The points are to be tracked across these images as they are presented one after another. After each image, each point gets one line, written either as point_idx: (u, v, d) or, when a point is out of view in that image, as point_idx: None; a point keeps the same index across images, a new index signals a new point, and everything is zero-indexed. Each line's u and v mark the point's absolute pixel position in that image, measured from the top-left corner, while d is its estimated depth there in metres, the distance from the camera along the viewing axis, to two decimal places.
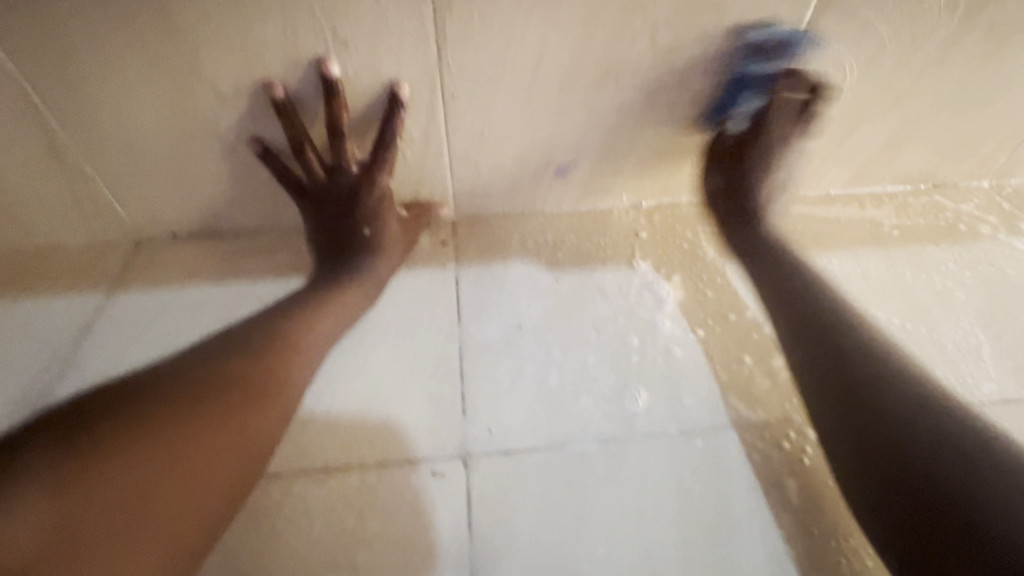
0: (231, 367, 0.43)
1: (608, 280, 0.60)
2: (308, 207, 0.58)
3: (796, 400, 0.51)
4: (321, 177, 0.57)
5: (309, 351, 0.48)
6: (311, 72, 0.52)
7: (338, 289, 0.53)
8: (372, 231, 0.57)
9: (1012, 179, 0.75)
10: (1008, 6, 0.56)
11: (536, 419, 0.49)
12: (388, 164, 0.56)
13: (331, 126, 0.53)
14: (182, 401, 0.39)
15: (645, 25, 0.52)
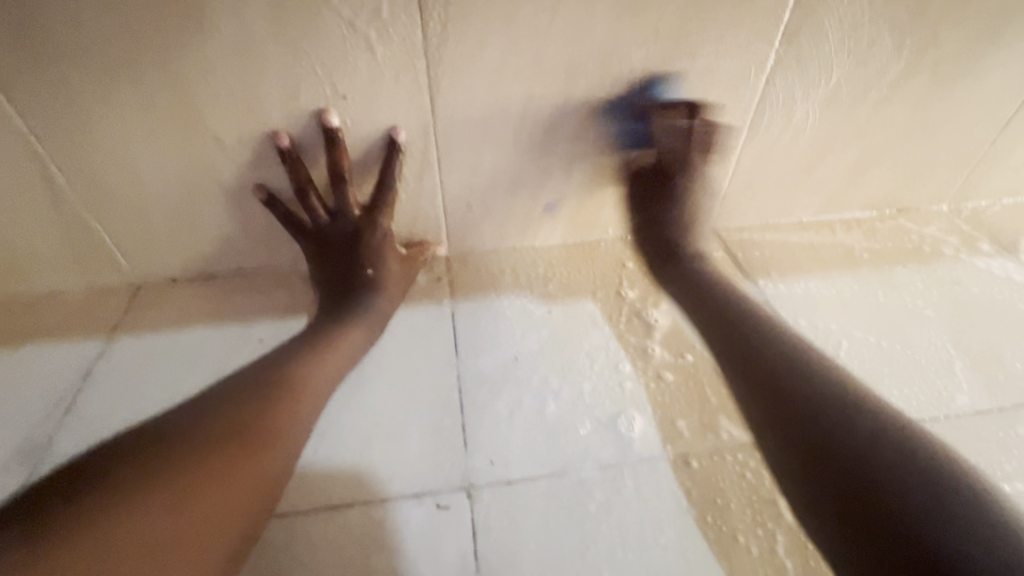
0: (242, 411, 0.44)
1: (598, 310, 0.63)
2: (309, 249, 0.60)
3: None
4: (323, 221, 0.59)
5: (314, 391, 0.49)
6: (314, 123, 0.55)
7: (340, 328, 0.55)
8: (373, 271, 0.59)
9: (969, 203, 0.80)
10: (946, 50, 0.62)
11: (537, 447, 0.50)
12: (387, 207, 0.59)
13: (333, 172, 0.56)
14: (191, 450, 0.40)
15: (622, 73, 0.57)
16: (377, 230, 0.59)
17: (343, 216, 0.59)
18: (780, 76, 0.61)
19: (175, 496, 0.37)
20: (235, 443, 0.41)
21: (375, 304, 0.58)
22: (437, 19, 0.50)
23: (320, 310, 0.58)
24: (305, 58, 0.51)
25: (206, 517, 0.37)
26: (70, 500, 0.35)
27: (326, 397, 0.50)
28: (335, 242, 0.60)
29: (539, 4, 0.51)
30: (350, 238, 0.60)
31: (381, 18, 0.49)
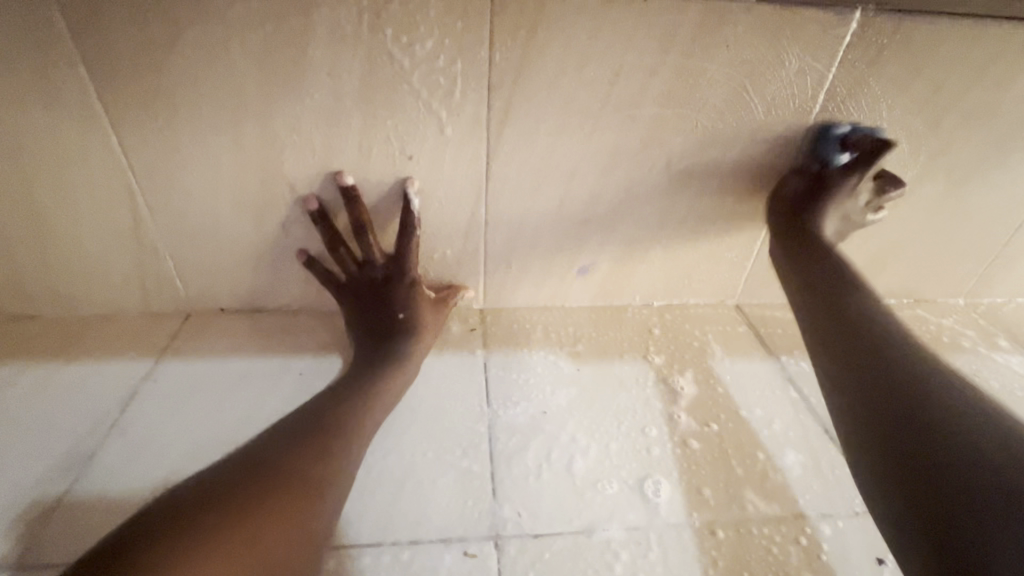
0: (298, 460, 0.46)
1: (624, 372, 0.65)
2: (345, 304, 0.65)
3: (808, 497, 0.53)
4: (355, 273, 0.64)
5: (350, 441, 0.50)
6: (332, 183, 0.60)
7: (373, 375, 0.57)
8: (405, 314, 0.62)
9: (984, 299, 0.83)
10: (958, 158, 0.68)
11: (566, 504, 0.51)
12: (409, 250, 0.62)
13: (359, 225, 0.61)
14: (244, 505, 0.41)
15: (661, 155, 0.63)
16: (407, 276, 0.63)
17: (369, 265, 0.63)
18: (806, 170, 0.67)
19: (229, 556, 0.37)
20: (277, 496, 0.42)
21: (411, 345, 0.61)
22: (502, 99, 0.57)
23: (356, 354, 0.61)
24: (382, 125, 0.57)
25: (270, 558, 0.39)
26: (153, 535, 0.38)
27: (362, 446, 0.51)
28: (365, 292, 0.64)
29: (594, 90, 0.57)
30: (380, 285, 0.63)
31: (454, 93, 0.56)
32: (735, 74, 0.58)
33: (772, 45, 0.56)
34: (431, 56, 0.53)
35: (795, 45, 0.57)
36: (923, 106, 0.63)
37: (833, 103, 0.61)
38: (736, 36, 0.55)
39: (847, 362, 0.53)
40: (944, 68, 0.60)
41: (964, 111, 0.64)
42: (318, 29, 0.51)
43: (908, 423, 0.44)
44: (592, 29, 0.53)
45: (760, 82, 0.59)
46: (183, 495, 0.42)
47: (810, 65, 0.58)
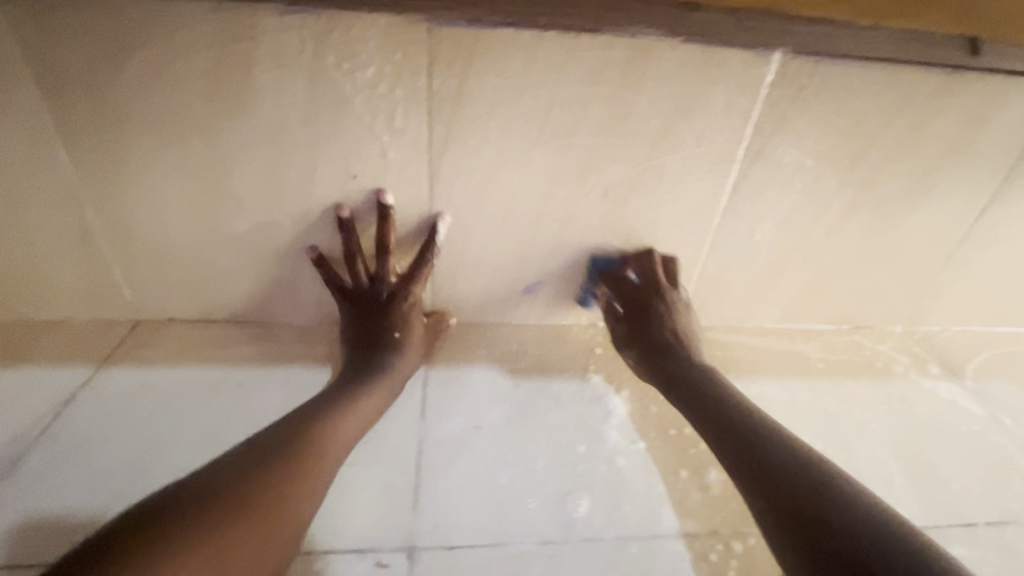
0: (279, 469, 0.47)
1: (562, 389, 0.67)
2: (347, 311, 0.66)
3: (723, 516, 0.55)
4: (366, 285, 0.66)
5: (331, 452, 0.51)
6: (370, 199, 0.64)
7: (368, 385, 0.58)
8: (400, 334, 0.64)
9: (921, 327, 0.86)
10: (884, 191, 0.72)
11: (485, 517, 0.52)
12: (421, 277, 0.66)
13: (382, 242, 0.64)
14: (215, 521, 0.41)
15: (599, 181, 0.66)
16: (409, 299, 0.65)
17: (383, 282, 0.65)
18: (740, 200, 0.70)
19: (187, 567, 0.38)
20: (243, 520, 0.42)
21: (399, 362, 0.62)
22: (443, 122, 0.59)
23: (348, 362, 0.62)
24: (327, 144, 0.59)
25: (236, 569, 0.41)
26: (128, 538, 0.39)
27: (340, 453, 0.52)
28: (367, 305, 0.65)
29: (531, 119, 0.60)
30: (383, 301, 0.65)
31: (396, 117, 0.58)
32: (666, 106, 0.61)
33: (699, 81, 0.60)
34: (373, 82, 0.56)
35: (722, 81, 0.60)
36: (847, 141, 0.67)
37: (762, 136, 0.65)
38: (665, 71, 0.59)
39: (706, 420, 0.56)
40: (863, 106, 0.64)
41: (885, 148, 0.68)
42: (262, 52, 0.53)
43: (787, 481, 0.47)
44: (527, 60, 0.56)
45: (691, 115, 0.62)
46: (178, 493, 0.43)
47: (736, 101, 0.62)
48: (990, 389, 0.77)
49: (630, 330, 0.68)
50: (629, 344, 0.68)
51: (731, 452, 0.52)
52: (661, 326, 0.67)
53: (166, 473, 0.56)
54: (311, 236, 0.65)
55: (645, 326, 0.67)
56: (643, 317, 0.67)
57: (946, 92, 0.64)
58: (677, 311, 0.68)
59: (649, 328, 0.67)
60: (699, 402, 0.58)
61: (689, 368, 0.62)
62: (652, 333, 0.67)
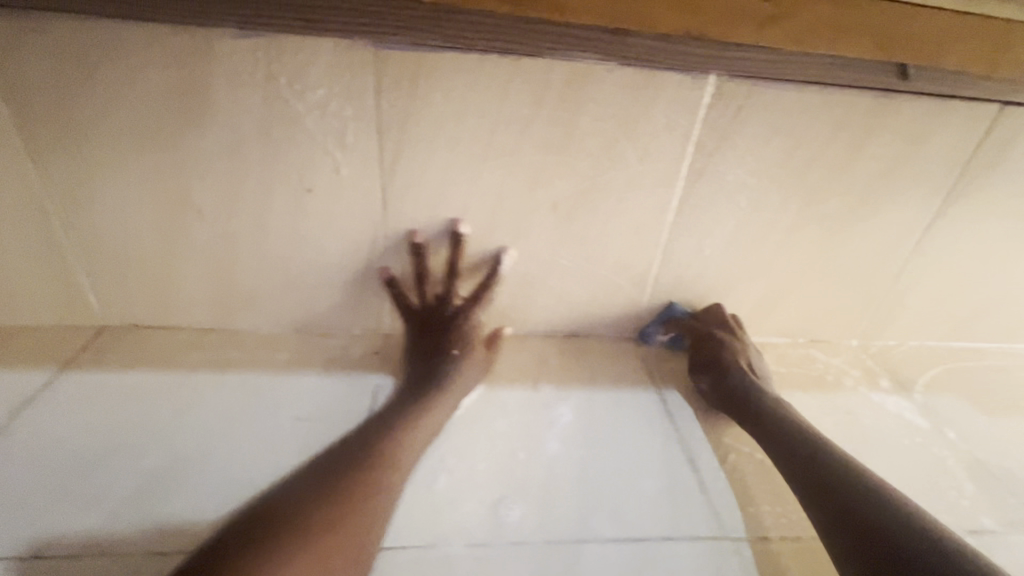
0: (357, 475, 0.52)
1: (510, 397, 0.69)
2: (410, 331, 0.71)
3: (651, 522, 0.56)
4: (429, 306, 0.71)
5: (404, 457, 0.56)
6: (443, 227, 0.69)
7: (428, 397, 0.62)
8: (460, 350, 0.68)
9: (876, 342, 0.88)
10: (828, 209, 0.74)
11: (418, 520, 0.53)
12: (483, 302, 0.72)
13: (452, 268, 0.70)
14: (308, 525, 0.46)
15: (546, 196, 0.68)
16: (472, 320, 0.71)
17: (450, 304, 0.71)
18: (686, 215, 0.72)
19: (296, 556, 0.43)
20: (342, 530, 0.47)
21: (458, 375, 0.66)
22: (392, 139, 0.62)
23: (414, 373, 0.66)
24: (282, 160, 0.62)
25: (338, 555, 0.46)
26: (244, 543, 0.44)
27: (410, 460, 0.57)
28: (439, 326, 0.70)
29: (477, 137, 0.63)
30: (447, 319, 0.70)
31: (347, 134, 0.61)
32: (606, 125, 0.64)
33: (637, 103, 0.63)
34: (323, 101, 0.59)
35: (658, 102, 0.63)
36: (786, 160, 0.69)
37: (702, 155, 0.67)
38: (603, 92, 0.62)
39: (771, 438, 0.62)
40: (799, 127, 0.67)
41: (825, 167, 0.70)
42: (218, 72, 0.56)
43: (845, 496, 0.51)
44: (469, 82, 0.59)
45: (632, 134, 0.65)
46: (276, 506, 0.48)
47: (675, 121, 0.64)
48: (937, 403, 0.78)
49: (695, 362, 0.74)
50: (696, 373, 0.73)
51: (792, 468, 0.57)
52: (727, 356, 0.72)
53: (111, 472, 0.56)
54: (269, 246, 0.68)
55: (713, 356, 0.73)
56: (710, 350, 0.73)
57: (879, 114, 0.66)
58: (739, 346, 0.74)
59: (711, 359, 0.73)
60: (766, 426, 0.63)
61: (756, 393, 0.67)
62: (716, 363, 0.72)
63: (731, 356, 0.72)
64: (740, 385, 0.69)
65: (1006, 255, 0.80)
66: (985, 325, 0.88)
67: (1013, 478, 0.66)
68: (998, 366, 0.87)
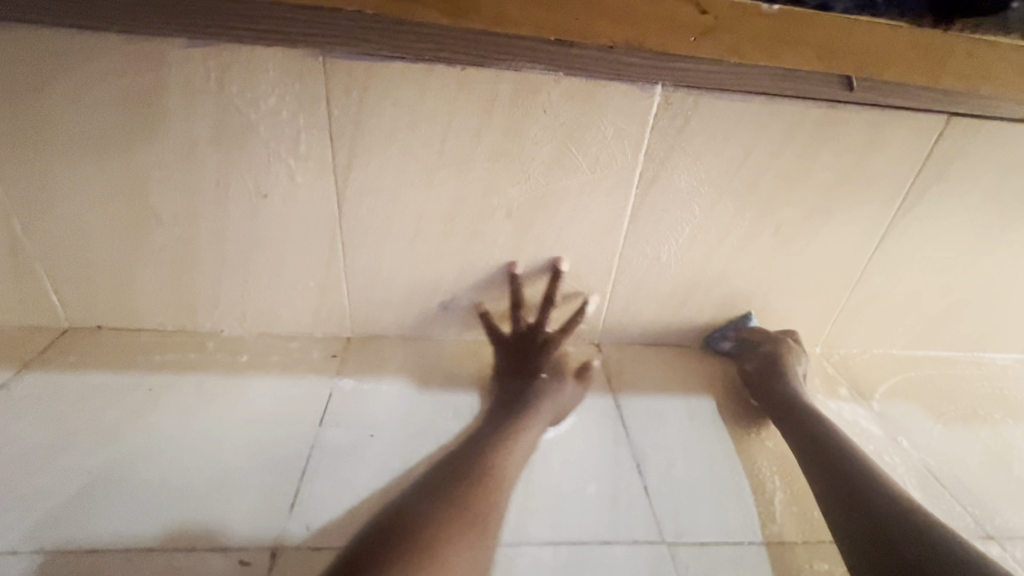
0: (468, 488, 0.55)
1: (464, 402, 0.71)
2: (501, 358, 0.75)
3: (589, 526, 0.57)
4: (521, 334, 0.76)
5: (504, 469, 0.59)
6: (542, 265, 0.75)
7: (528, 418, 0.66)
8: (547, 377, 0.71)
9: (840, 349, 0.88)
10: (783, 217, 0.74)
11: (358, 519, 0.55)
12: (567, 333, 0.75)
13: (548, 299, 0.74)
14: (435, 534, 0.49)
15: (501, 203, 0.69)
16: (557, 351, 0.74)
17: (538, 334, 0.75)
18: (641, 223, 0.73)
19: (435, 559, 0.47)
20: (465, 530, 0.51)
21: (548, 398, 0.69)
22: (345, 146, 0.63)
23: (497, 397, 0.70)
24: (238, 167, 0.64)
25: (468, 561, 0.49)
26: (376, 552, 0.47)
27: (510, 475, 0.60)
28: (528, 355, 0.74)
29: (429, 145, 0.64)
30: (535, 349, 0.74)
31: (301, 142, 0.63)
32: (555, 134, 0.65)
33: (584, 112, 0.64)
34: (276, 109, 0.61)
35: (606, 111, 0.64)
36: (737, 169, 0.70)
37: (652, 164, 0.68)
38: (551, 101, 0.63)
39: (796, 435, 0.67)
40: (748, 137, 0.68)
41: (776, 176, 0.71)
42: (173, 80, 0.58)
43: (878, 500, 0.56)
44: (418, 91, 0.61)
45: (582, 143, 0.66)
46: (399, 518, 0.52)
47: (624, 130, 0.66)
48: (893, 411, 0.79)
49: (753, 380, 0.77)
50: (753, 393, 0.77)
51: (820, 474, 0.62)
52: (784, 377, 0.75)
53: (58, 470, 0.57)
54: (229, 250, 0.69)
55: (767, 377, 0.76)
56: (765, 371, 0.77)
57: (825, 125, 0.67)
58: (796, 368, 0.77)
59: (766, 378, 0.76)
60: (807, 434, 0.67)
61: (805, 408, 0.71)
62: (770, 383, 0.75)
63: (785, 377, 0.75)
64: (786, 399, 0.72)
65: (964, 265, 0.81)
66: (947, 334, 0.88)
67: (961, 487, 0.68)
68: (959, 375, 0.87)
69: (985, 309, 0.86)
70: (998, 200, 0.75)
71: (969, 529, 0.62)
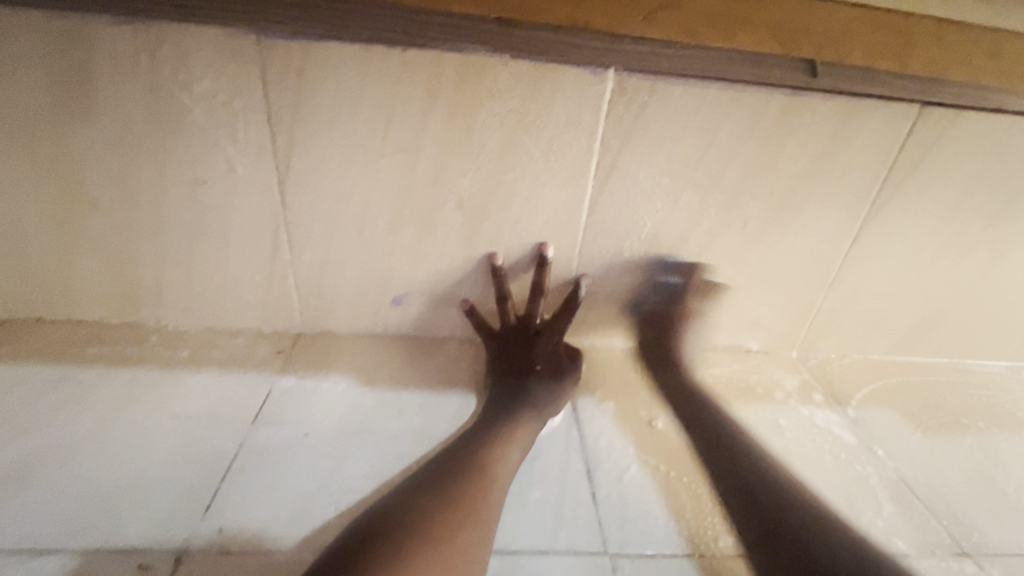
0: (460, 478, 0.54)
1: (411, 401, 0.68)
2: (491, 354, 0.72)
3: (523, 537, 0.54)
4: (510, 326, 0.72)
5: (500, 459, 0.58)
6: (530, 252, 0.72)
7: (519, 410, 0.64)
8: (542, 367, 0.69)
9: (818, 353, 0.84)
10: (750, 211, 0.71)
11: (277, 521, 0.53)
12: (563, 320, 0.71)
13: (536, 285, 0.70)
14: (423, 527, 0.48)
15: (451, 193, 0.66)
16: (551, 340, 0.72)
17: (530, 323, 0.72)
18: (600, 216, 0.70)
19: (424, 551, 0.46)
20: (455, 519, 0.50)
21: (536, 392, 0.66)
22: (285, 132, 0.61)
23: (492, 392, 0.68)
24: (174, 154, 0.62)
25: (465, 552, 0.48)
26: (372, 544, 0.46)
27: (509, 465, 0.58)
28: (520, 346, 0.71)
29: (371, 131, 0.62)
30: (527, 340, 0.71)
31: (238, 129, 0.61)
32: (505, 121, 0.62)
33: (533, 99, 0.61)
34: (208, 93, 0.58)
35: (557, 98, 0.61)
36: (699, 161, 0.67)
37: (609, 155, 0.65)
38: (499, 87, 0.60)
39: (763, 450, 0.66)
40: (709, 127, 0.64)
41: (741, 169, 0.68)
42: (101, 61, 0.56)
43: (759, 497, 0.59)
44: (358, 74, 0.58)
45: (533, 131, 0.63)
46: (389, 510, 0.50)
47: (577, 116, 0.63)
48: (869, 418, 0.74)
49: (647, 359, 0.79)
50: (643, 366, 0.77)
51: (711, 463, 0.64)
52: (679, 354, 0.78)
53: None
54: (167, 240, 0.67)
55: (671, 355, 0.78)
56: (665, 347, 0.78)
57: (791, 113, 0.64)
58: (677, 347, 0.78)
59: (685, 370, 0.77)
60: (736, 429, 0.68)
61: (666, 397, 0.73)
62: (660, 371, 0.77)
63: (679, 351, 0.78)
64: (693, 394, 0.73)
65: (945, 266, 0.77)
66: (928, 339, 0.84)
67: (937, 500, 0.64)
68: (942, 381, 0.83)
69: (969, 313, 0.82)
70: (977, 196, 0.72)
71: (942, 543, 0.59)
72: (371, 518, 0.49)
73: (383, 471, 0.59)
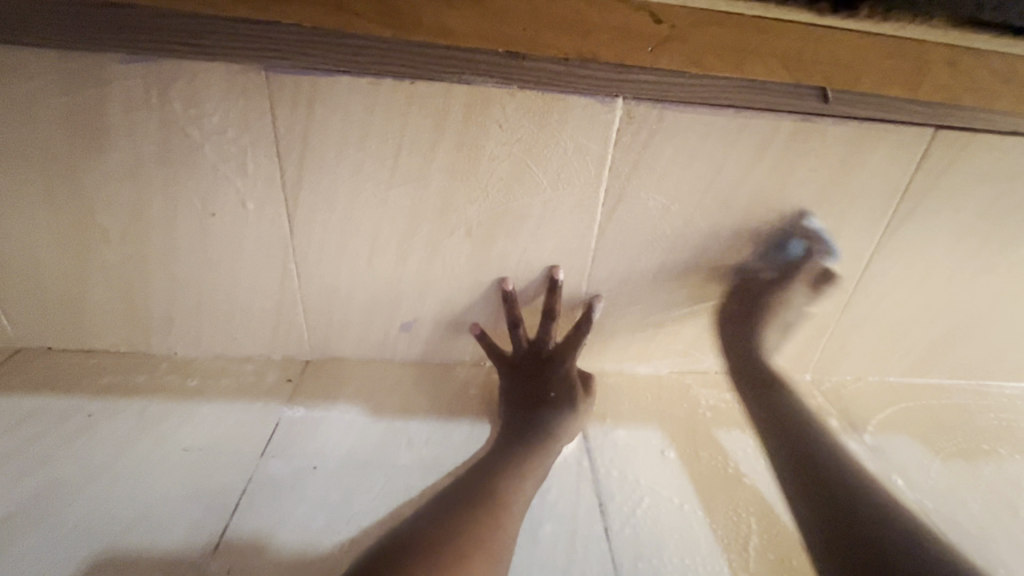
0: (469, 512, 0.53)
1: (419, 430, 0.68)
2: (505, 378, 0.71)
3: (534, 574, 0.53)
4: (522, 351, 0.71)
5: (510, 493, 0.56)
6: (541, 275, 0.71)
7: (529, 441, 0.63)
8: (556, 394, 0.68)
9: (831, 377, 0.83)
10: (759, 237, 0.70)
11: (284, 558, 0.52)
12: (576, 344, 0.71)
13: (548, 309, 0.69)
14: (432, 563, 0.47)
15: (459, 221, 0.66)
16: (565, 365, 0.71)
17: (543, 348, 0.71)
18: (609, 242, 0.69)
19: None
20: (464, 555, 0.48)
21: (548, 422, 0.65)
22: (294, 163, 0.61)
23: (505, 420, 0.67)
24: (184, 187, 0.62)
25: None
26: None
27: (519, 500, 0.57)
28: (534, 372, 0.70)
29: (381, 163, 0.62)
30: (541, 365, 0.71)
31: (249, 163, 0.61)
32: (511, 150, 0.62)
33: (538, 128, 0.61)
34: (219, 129, 0.59)
35: (563, 127, 0.61)
36: (708, 188, 0.66)
37: (617, 181, 0.65)
38: (505, 117, 0.60)
39: (789, 449, 0.66)
40: (717, 153, 0.64)
41: (751, 195, 0.67)
42: (114, 98, 0.57)
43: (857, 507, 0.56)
44: (368, 106, 0.59)
45: (539, 159, 0.63)
46: (399, 541, 0.49)
47: (584, 144, 0.62)
48: (887, 446, 0.73)
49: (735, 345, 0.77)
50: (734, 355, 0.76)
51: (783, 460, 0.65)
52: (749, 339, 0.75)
53: None
54: (177, 270, 0.67)
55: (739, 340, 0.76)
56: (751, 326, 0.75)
57: (800, 138, 0.63)
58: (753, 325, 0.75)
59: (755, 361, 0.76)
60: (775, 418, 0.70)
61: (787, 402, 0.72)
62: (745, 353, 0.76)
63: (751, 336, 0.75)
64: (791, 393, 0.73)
65: (960, 289, 0.76)
66: (944, 362, 0.83)
67: (960, 533, 0.62)
68: (960, 405, 0.81)
69: (987, 335, 0.80)
70: (993, 220, 0.71)
71: None
72: (379, 550, 0.48)
73: (391, 505, 0.58)
